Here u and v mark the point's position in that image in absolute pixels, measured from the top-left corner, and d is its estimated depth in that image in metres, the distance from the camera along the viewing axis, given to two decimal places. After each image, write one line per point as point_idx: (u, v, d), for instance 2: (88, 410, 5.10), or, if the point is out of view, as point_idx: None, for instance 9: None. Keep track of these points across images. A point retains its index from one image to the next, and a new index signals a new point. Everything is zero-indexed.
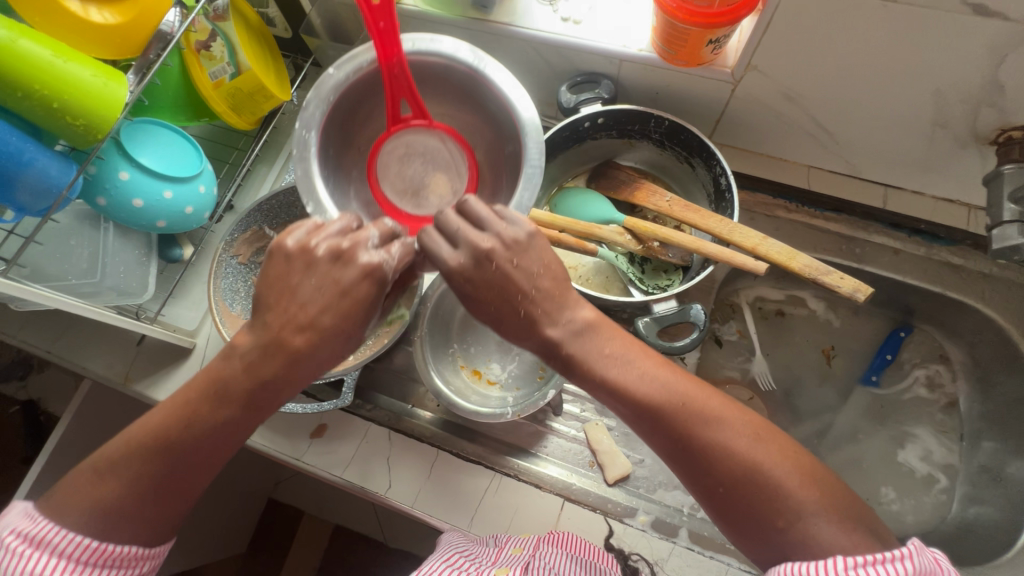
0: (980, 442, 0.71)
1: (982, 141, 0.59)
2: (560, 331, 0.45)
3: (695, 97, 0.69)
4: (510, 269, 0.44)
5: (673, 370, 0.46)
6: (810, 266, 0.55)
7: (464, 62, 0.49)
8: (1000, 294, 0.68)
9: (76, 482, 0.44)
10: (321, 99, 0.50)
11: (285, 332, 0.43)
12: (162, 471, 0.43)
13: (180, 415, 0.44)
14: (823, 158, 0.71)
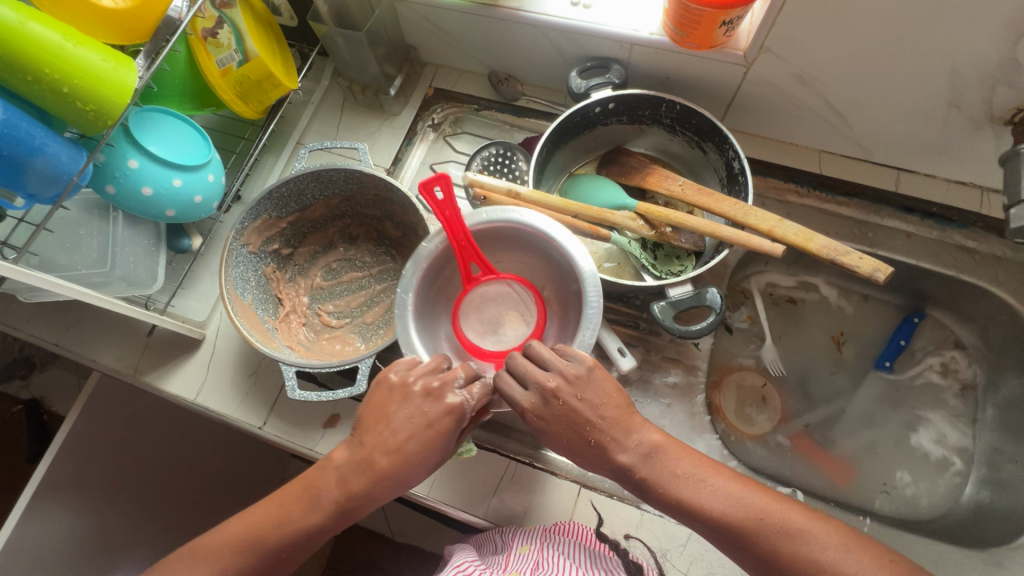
0: (995, 426, 0.70)
1: (996, 121, 0.59)
2: (627, 454, 0.49)
3: (707, 81, 0.69)
4: (576, 408, 0.50)
5: (739, 480, 0.49)
6: (830, 248, 0.54)
7: (523, 222, 0.56)
8: (1014, 277, 0.68)
9: (186, 557, 0.49)
10: (415, 266, 0.56)
11: (377, 450, 0.49)
12: (261, 563, 0.49)
13: (284, 502, 0.50)
14: (835, 142, 0.71)
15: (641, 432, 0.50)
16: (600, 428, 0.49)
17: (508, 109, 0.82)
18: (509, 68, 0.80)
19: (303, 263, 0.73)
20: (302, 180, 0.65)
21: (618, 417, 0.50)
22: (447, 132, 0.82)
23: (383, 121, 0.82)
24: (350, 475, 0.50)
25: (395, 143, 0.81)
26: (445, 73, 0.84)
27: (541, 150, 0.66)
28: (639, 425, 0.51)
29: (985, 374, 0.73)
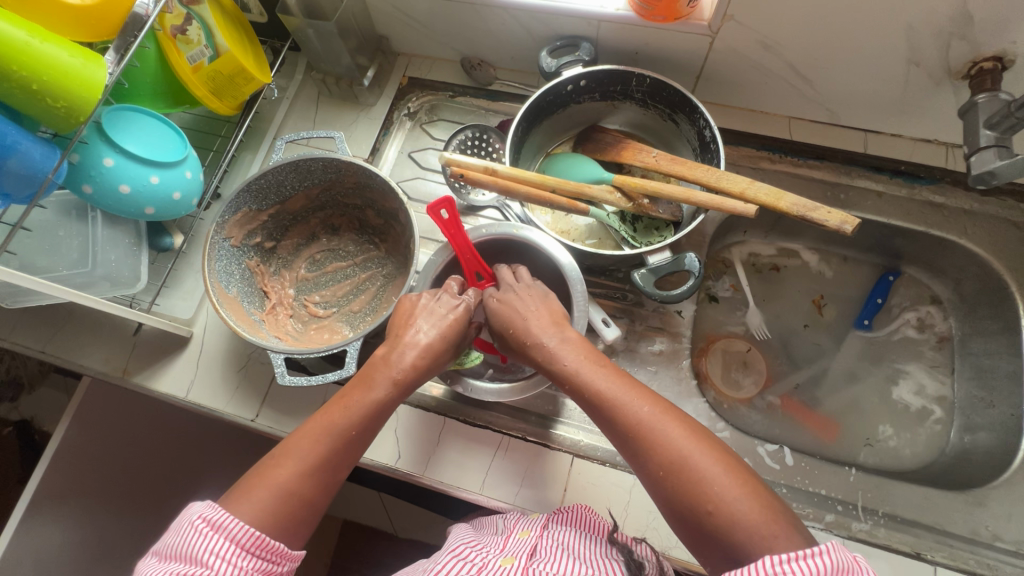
0: (970, 374, 0.72)
1: (955, 76, 0.61)
2: (543, 348, 0.52)
3: (674, 53, 0.70)
4: (534, 301, 0.55)
5: (622, 376, 0.49)
6: (799, 206, 0.55)
7: (525, 235, 0.62)
8: (980, 228, 0.70)
9: (261, 460, 0.47)
10: (425, 277, 0.63)
11: (410, 334, 0.53)
12: (334, 452, 0.48)
13: (344, 391, 0.51)
14: (804, 108, 0.73)
15: (566, 331, 0.53)
16: (536, 320, 0.53)
17: (483, 93, 0.82)
18: (480, 53, 0.80)
19: (287, 257, 0.73)
20: (281, 171, 0.65)
21: (548, 319, 0.53)
22: (424, 120, 0.83)
23: (359, 112, 0.82)
24: (391, 357, 0.52)
25: (372, 133, 0.81)
26: (418, 62, 0.85)
27: (515, 129, 0.67)
28: (567, 327, 0.53)
29: (960, 325, 0.75)
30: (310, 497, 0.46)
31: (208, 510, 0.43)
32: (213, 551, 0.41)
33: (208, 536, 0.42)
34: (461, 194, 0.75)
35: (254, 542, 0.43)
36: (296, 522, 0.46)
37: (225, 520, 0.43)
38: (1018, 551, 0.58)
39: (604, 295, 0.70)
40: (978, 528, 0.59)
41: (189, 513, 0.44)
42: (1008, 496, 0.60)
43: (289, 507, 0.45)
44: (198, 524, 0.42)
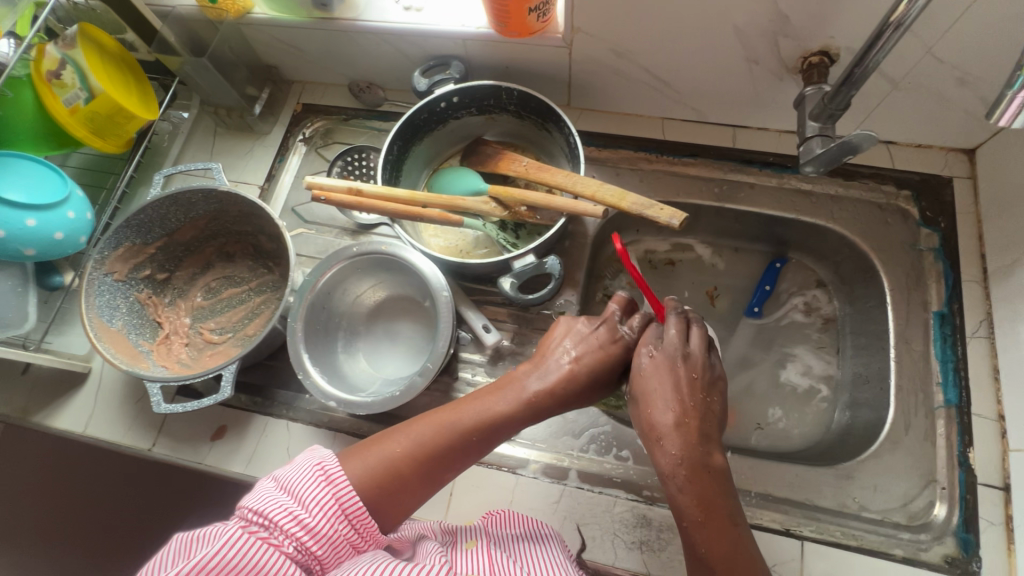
0: (851, 353, 0.75)
1: (792, 71, 0.64)
2: (671, 457, 0.48)
3: (540, 65, 0.73)
4: (677, 386, 0.51)
5: (739, 542, 0.46)
6: (642, 206, 0.58)
7: (394, 251, 0.65)
8: (846, 212, 0.74)
9: (381, 431, 0.52)
10: (303, 299, 0.64)
11: (559, 358, 0.55)
12: (448, 449, 0.50)
13: (480, 397, 0.53)
14: (672, 108, 0.76)
15: (711, 455, 0.49)
16: (675, 422, 0.49)
17: (374, 115, 0.85)
18: (368, 76, 0.83)
19: (182, 286, 0.75)
20: (160, 205, 0.67)
21: (695, 433, 0.49)
22: (319, 144, 0.85)
23: (255, 141, 0.85)
24: (528, 378, 0.54)
25: (268, 160, 0.84)
26: (311, 88, 0.87)
27: (387, 147, 0.69)
28: (714, 452, 0.49)
29: (843, 306, 0.78)
30: (404, 485, 0.48)
31: (330, 461, 0.47)
32: (318, 502, 0.44)
33: (320, 485, 0.45)
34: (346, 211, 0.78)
35: (356, 511, 0.45)
36: (388, 499, 0.48)
37: (339, 476, 0.46)
38: (884, 518, 0.60)
39: (490, 301, 0.72)
40: (845, 500, 0.61)
41: (312, 459, 0.47)
42: (874, 469, 0.62)
43: (386, 485, 0.48)
44: (318, 469, 0.46)
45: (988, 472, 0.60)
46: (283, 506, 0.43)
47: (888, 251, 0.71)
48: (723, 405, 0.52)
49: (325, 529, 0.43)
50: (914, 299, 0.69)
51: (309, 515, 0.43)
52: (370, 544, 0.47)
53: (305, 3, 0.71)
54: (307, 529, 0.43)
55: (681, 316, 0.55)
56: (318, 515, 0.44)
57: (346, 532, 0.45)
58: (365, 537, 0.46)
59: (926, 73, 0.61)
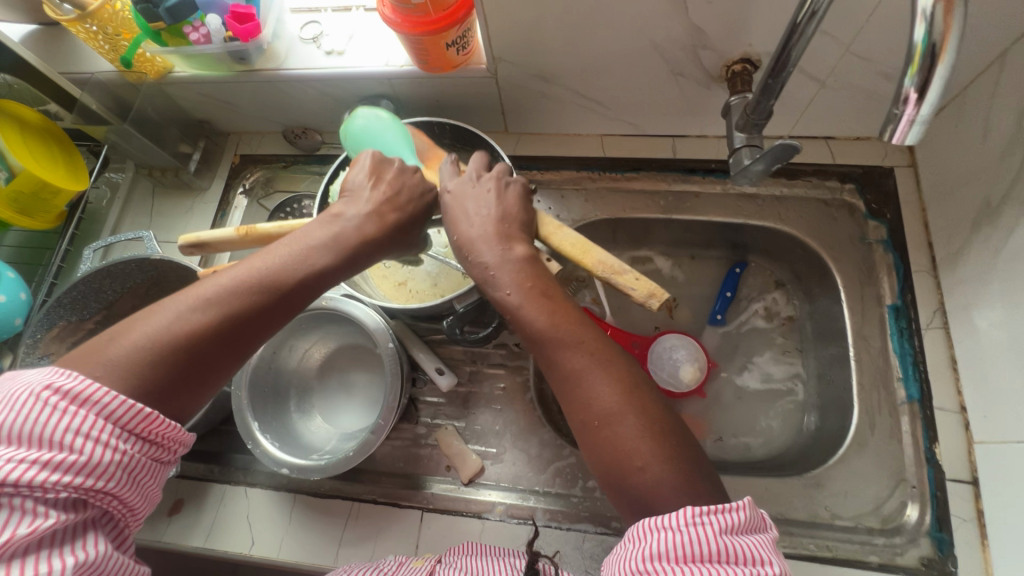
0: (816, 353, 0.74)
1: (718, 80, 0.63)
2: (483, 266, 0.51)
3: (469, 96, 0.72)
4: (479, 201, 0.53)
5: (560, 304, 0.49)
6: (607, 266, 0.50)
7: (335, 304, 0.64)
8: (793, 212, 0.73)
9: (154, 306, 0.44)
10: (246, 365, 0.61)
11: (382, 202, 0.53)
12: (256, 309, 0.46)
13: (295, 241, 0.49)
14: (609, 124, 0.75)
15: (511, 248, 0.51)
16: (479, 232, 0.51)
17: (313, 159, 0.84)
18: (302, 122, 0.82)
19: None
20: (93, 280, 0.65)
21: (494, 234, 0.51)
22: (260, 196, 0.84)
23: (194, 198, 0.83)
24: (345, 213, 0.52)
25: (209, 217, 0.82)
26: (248, 138, 0.86)
27: (322, 196, 0.68)
28: (516, 245, 0.51)
29: (802, 305, 0.77)
30: (212, 352, 0.44)
31: (61, 380, 0.38)
32: (79, 432, 0.38)
33: (68, 415, 0.37)
34: None
35: (145, 421, 0.41)
36: (196, 373, 0.44)
37: (93, 395, 0.39)
38: (857, 525, 0.59)
39: (444, 340, 0.71)
40: (816, 509, 0.60)
41: (28, 384, 0.37)
42: (844, 474, 0.61)
43: (177, 365, 0.43)
44: (49, 400, 0.37)
45: (956, 467, 0.58)
46: (15, 464, 0.35)
47: (838, 248, 0.70)
48: (530, 200, 0.55)
49: (104, 459, 0.38)
50: (867, 294, 0.68)
51: (72, 453, 0.37)
52: (172, 447, 0.44)
53: (224, 58, 0.69)
54: (75, 467, 0.37)
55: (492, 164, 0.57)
56: (89, 448, 0.38)
57: (137, 448, 0.40)
58: (167, 439, 0.43)
59: (849, 70, 0.61)
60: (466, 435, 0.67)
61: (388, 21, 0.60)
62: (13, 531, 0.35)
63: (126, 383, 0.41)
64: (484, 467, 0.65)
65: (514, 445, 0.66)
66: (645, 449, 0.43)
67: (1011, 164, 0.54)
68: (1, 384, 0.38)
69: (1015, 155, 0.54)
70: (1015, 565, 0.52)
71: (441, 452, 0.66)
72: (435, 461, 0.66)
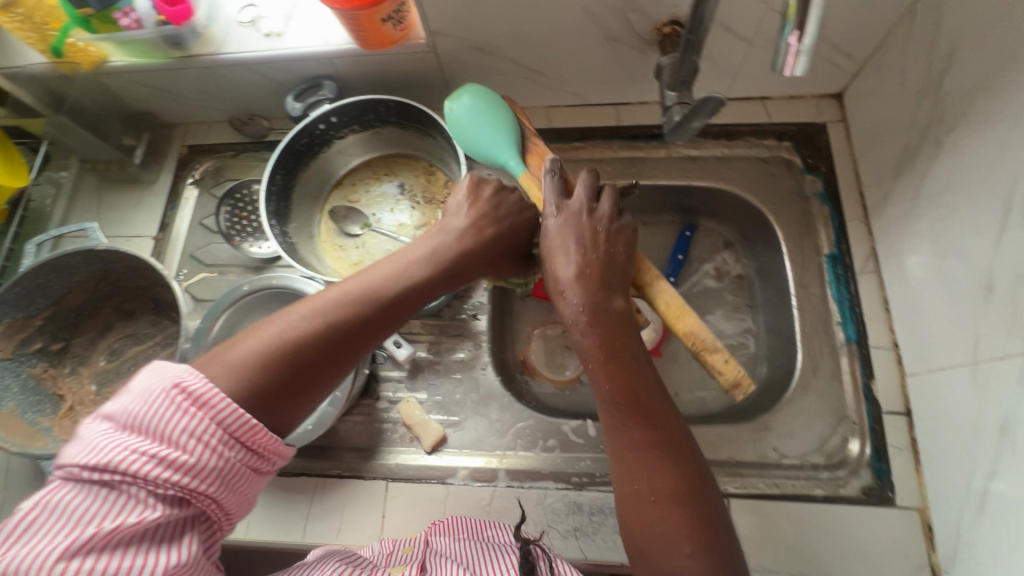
0: (765, 307, 0.76)
1: (651, 43, 0.65)
2: (571, 307, 0.48)
3: (412, 73, 0.73)
4: (581, 238, 0.50)
5: (638, 377, 0.46)
6: (696, 338, 0.49)
7: (286, 283, 0.64)
8: (734, 171, 0.75)
9: (265, 317, 0.46)
10: (201, 347, 0.62)
11: (481, 221, 0.54)
12: (355, 323, 0.47)
13: (402, 257, 0.52)
14: (553, 95, 0.76)
15: (609, 297, 0.48)
16: (576, 272, 0.49)
17: (262, 146, 0.83)
18: (248, 108, 0.81)
19: (83, 353, 0.72)
20: (37, 274, 0.64)
21: (593, 277, 0.48)
22: (210, 184, 0.82)
23: (142, 191, 0.82)
24: (446, 225, 0.54)
25: (159, 209, 0.81)
26: (194, 128, 0.85)
27: (267, 178, 0.68)
28: (615, 296, 0.49)
29: (750, 262, 0.80)
30: (313, 364, 0.45)
31: (189, 379, 0.40)
32: (191, 433, 0.38)
33: (186, 413, 0.39)
34: (242, 248, 0.76)
35: (249, 430, 0.41)
36: (285, 391, 0.43)
37: (206, 395, 0.40)
38: (803, 462, 0.62)
39: None
40: (764, 450, 0.62)
41: (163, 379, 0.40)
42: (790, 416, 0.64)
43: (279, 371, 0.43)
44: (171, 395, 0.39)
45: (891, 400, 0.62)
46: (136, 450, 0.37)
47: (778, 203, 0.73)
48: (636, 244, 0.52)
49: (208, 463, 0.39)
50: (806, 245, 0.71)
51: (181, 451, 0.38)
52: (272, 460, 0.43)
53: (159, 44, 0.68)
54: (183, 468, 0.38)
55: (595, 186, 0.53)
56: (196, 448, 0.38)
57: (240, 456, 0.41)
58: (267, 450, 0.42)
59: (773, 27, 0.63)
60: (428, 407, 0.68)
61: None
62: (123, 518, 0.36)
63: (236, 382, 0.42)
64: (447, 435, 0.66)
65: (474, 413, 0.67)
66: (688, 537, 0.41)
67: (924, 108, 0.57)
68: (143, 376, 0.40)
69: (926, 100, 0.57)
70: (943, 485, 0.55)
71: (404, 424, 0.67)
72: (398, 433, 0.67)
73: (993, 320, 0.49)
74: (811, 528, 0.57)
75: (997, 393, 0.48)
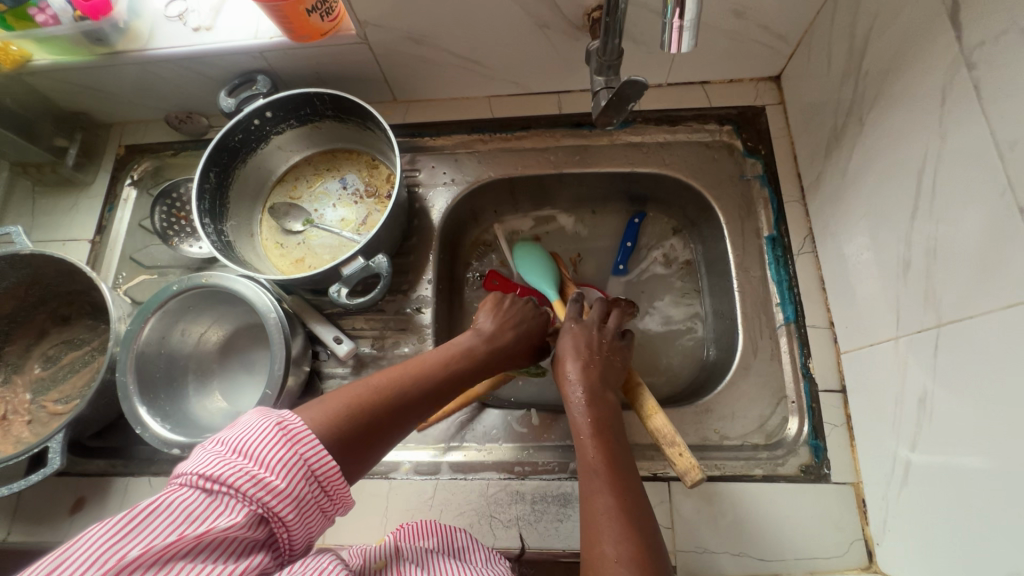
0: (711, 291, 0.77)
1: (583, 29, 0.65)
2: (575, 394, 0.54)
3: (348, 65, 0.72)
4: (591, 344, 0.58)
5: (620, 455, 0.50)
6: (662, 434, 0.55)
7: (216, 282, 0.63)
8: (676, 157, 0.75)
9: (346, 383, 0.48)
10: (129, 350, 0.60)
11: (506, 324, 0.61)
12: (417, 403, 0.50)
13: (444, 346, 0.57)
14: (494, 85, 0.76)
15: (606, 393, 0.55)
16: (582, 365, 0.56)
17: (202, 145, 0.82)
18: (185, 106, 0.80)
19: (17, 361, 0.70)
20: None
21: (596, 371, 0.56)
22: (150, 185, 0.81)
23: (79, 193, 0.80)
24: (482, 322, 0.61)
25: (96, 212, 0.79)
26: (132, 128, 0.83)
27: (199, 176, 0.67)
28: (611, 392, 0.56)
29: (697, 247, 0.80)
30: (379, 435, 0.47)
31: (291, 419, 0.42)
32: (289, 461, 0.39)
33: (289, 441, 0.40)
34: (176, 248, 0.75)
35: (324, 474, 0.41)
36: (352, 457, 0.44)
37: (304, 434, 0.41)
38: (743, 442, 0.62)
39: (344, 312, 0.71)
40: (706, 432, 0.63)
41: (273, 415, 0.42)
42: (731, 397, 0.64)
43: (350, 431, 0.45)
44: (279, 426, 0.41)
45: (827, 378, 0.62)
46: (243, 469, 0.38)
47: (719, 187, 0.73)
48: (631, 360, 0.60)
49: (294, 491, 0.39)
50: (746, 228, 0.71)
51: (274, 475, 0.38)
52: (335, 506, 0.43)
53: (81, 41, 0.66)
54: (274, 491, 0.38)
55: (612, 309, 0.64)
56: (290, 475, 0.39)
57: (316, 493, 0.41)
58: (336, 496, 0.42)
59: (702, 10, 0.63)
60: None
61: None
62: (212, 524, 0.35)
63: (320, 436, 0.43)
64: None
65: None
66: None
67: (848, 88, 0.58)
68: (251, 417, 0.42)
69: (850, 79, 0.57)
70: (873, 459, 0.56)
71: None
72: None
73: (911, 294, 0.50)
74: (749, 507, 0.58)
75: (916, 366, 0.49)
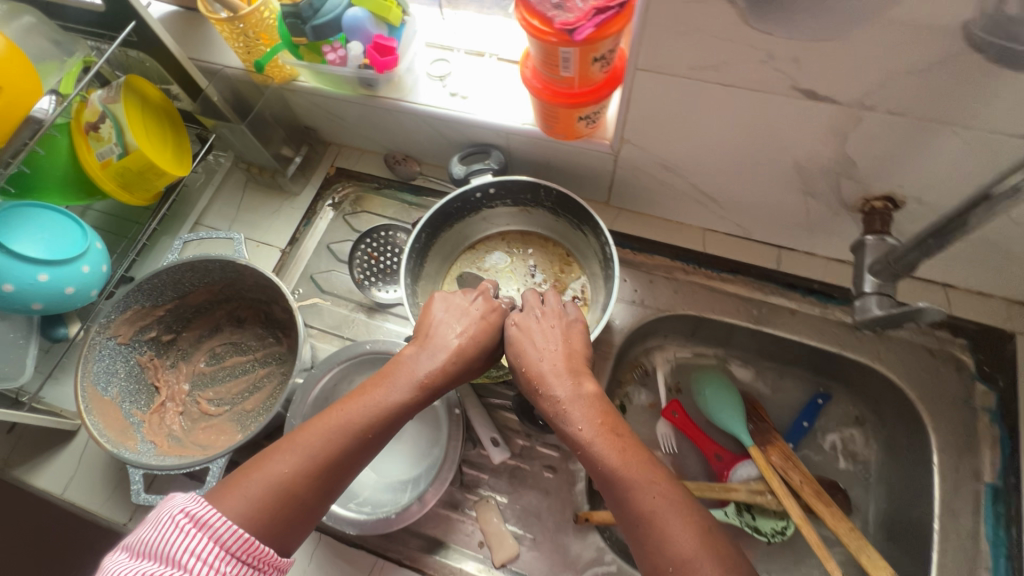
0: (890, 510, 0.68)
1: (852, 210, 0.60)
2: (555, 402, 0.52)
3: (582, 166, 0.71)
4: (546, 338, 0.58)
5: (631, 451, 0.47)
6: None
7: None
8: (894, 354, 0.68)
9: (257, 456, 0.46)
10: (304, 396, 0.61)
11: (449, 337, 0.56)
12: (349, 452, 0.47)
13: (376, 378, 0.53)
14: (717, 221, 0.73)
15: (581, 384, 0.53)
16: (551, 368, 0.55)
17: (406, 188, 0.83)
18: (405, 149, 0.82)
19: (187, 348, 0.72)
20: (176, 271, 0.65)
21: (564, 368, 0.54)
22: (347, 211, 0.82)
23: (283, 200, 0.83)
24: (422, 353, 0.55)
25: (293, 223, 0.82)
26: (347, 153, 0.86)
27: (416, 236, 0.67)
28: (585, 380, 0.54)
29: (882, 451, 0.71)
30: (315, 495, 0.45)
31: (196, 505, 0.41)
32: (196, 552, 0.38)
33: (193, 534, 0.39)
34: (366, 290, 0.75)
35: (245, 544, 0.41)
36: (291, 526, 0.44)
37: (211, 518, 0.40)
38: None
39: (504, 406, 0.69)
40: None
41: (171, 509, 0.40)
42: None
43: (276, 508, 0.43)
44: (181, 519, 0.40)
45: None
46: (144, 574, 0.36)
47: (938, 406, 0.65)
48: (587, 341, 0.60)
49: None
50: (964, 464, 0.62)
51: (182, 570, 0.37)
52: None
53: (351, 80, 0.69)
54: None
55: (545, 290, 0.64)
56: (199, 569, 0.38)
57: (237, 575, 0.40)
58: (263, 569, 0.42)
59: (998, 231, 0.57)
60: (506, 513, 0.64)
61: (528, 86, 0.59)
62: None
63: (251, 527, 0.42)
64: (519, 553, 0.61)
65: (553, 537, 0.62)
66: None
67: None
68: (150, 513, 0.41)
69: None
70: None
71: (478, 526, 0.63)
72: (469, 533, 0.63)
73: None
74: None
75: None
